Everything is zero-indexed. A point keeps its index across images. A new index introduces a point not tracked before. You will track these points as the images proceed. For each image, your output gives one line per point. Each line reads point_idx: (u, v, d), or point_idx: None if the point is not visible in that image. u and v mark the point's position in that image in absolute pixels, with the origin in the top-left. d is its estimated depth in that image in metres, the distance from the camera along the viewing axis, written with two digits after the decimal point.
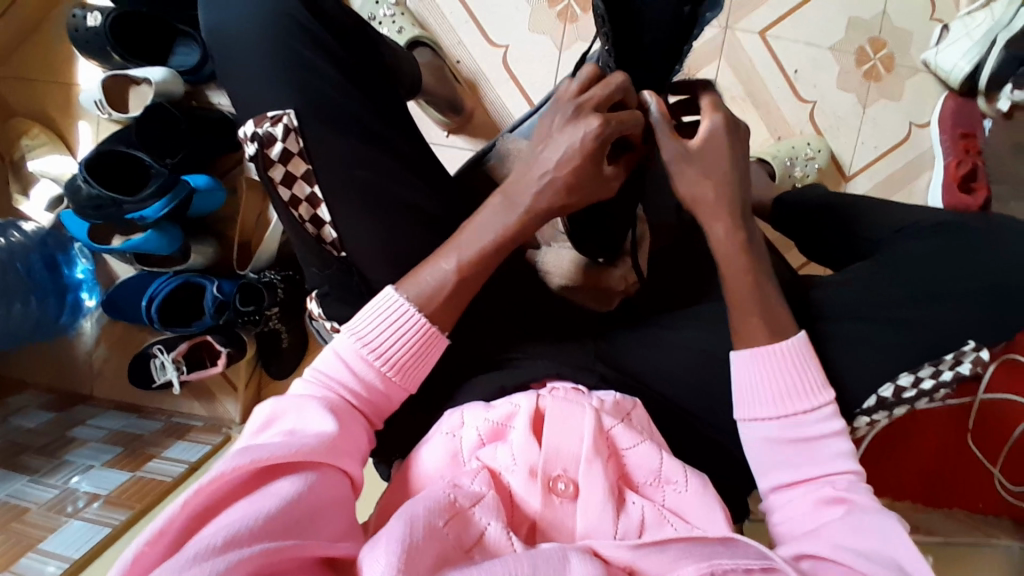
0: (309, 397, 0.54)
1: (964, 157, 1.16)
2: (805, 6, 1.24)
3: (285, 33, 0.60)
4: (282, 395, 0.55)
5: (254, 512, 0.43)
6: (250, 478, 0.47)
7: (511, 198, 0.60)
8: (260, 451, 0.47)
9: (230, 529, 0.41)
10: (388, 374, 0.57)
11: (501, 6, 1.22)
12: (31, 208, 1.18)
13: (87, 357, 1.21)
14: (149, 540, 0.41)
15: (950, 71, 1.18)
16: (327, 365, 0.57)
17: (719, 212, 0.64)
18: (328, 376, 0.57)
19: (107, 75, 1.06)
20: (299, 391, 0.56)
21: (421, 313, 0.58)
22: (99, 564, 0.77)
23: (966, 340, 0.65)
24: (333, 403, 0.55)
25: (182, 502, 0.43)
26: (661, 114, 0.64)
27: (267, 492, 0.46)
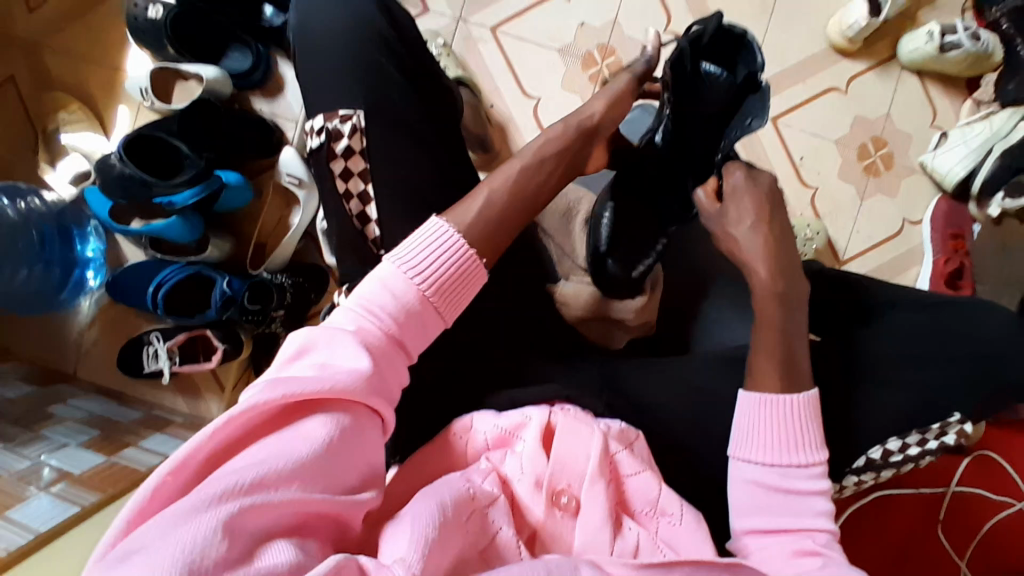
0: (345, 330, 0.51)
1: (951, 255, 1.25)
2: (814, 100, 1.33)
3: (365, 37, 0.66)
4: (318, 327, 0.52)
5: (282, 455, 0.43)
6: (279, 415, 0.45)
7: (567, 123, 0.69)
8: (293, 386, 0.46)
9: (256, 468, 0.41)
10: (425, 291, 0.55)
11: (539, 63, 1.30)
12: (56, 178, 1.19)
13: (77, 337, 1.19)
14: (172, 470, 0.41)
15: (946, 174, 1.28)
16: (369, 291, 0.54)
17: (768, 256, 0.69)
18: (370, 301, 0.53)
19: (158, 66, 1.12)
20: (339, 319, 0.53)
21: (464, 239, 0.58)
22: (65, 539, 0.73)
23: (951, 412, 0.71)
24: (374, 336, 0.52)
25: (209, 434, 0.42)
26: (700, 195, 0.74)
27: (295, 432, 0.45)
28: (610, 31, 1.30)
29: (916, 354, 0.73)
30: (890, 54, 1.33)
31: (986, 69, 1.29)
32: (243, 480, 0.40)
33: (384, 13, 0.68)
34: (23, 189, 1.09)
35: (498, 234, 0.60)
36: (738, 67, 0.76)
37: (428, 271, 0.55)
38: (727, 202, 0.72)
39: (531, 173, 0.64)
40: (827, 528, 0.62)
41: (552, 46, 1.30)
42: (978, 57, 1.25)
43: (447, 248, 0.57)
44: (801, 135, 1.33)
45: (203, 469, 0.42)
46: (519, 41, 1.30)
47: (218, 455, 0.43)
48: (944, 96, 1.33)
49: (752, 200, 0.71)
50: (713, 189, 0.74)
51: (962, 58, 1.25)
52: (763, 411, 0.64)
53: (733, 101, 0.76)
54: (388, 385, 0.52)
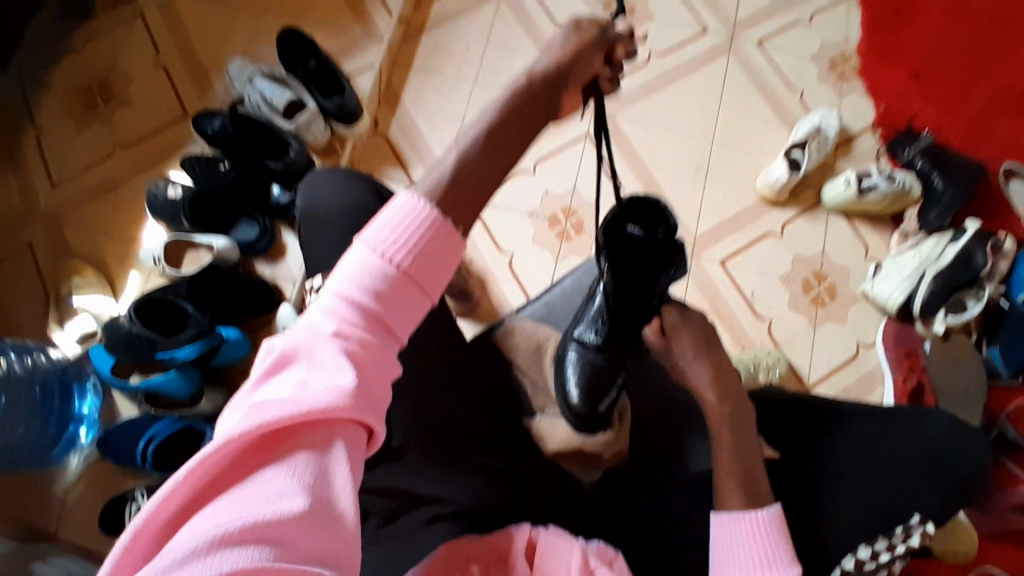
0: (319, 339, 0.50)
1: (908, 373, 1.34)
2: (756, 244, 1.51)
3: (360, 213, 0.80)
4: (293, 342, 0.51)
5: (253, 496, 0.42)
6: (250, 451, 0.45)
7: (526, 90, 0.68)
8: (264, 416, 0.45)
9: (226, 515, 0.41)
10: (398, 270, 0.54)
11: (510, 224, 1.49)
12: (62, 337, 1.27)
13: (61, 496, 1.17)
14: (140, 526, 0.42)
15: (887, 299, 1.41)
16: (339, 284, 0.53)
17: (716, 378, 0.77)
18: (341, 296, 0.52)
19: (171, 238, 1.26)
20: (313, 320, 0.52)
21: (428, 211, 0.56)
22: None
23: (911, 514, 0.78)
24: (348, 332, 0.51)
25: (176, 481, 0.43)
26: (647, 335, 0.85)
27: (268, 470, 0.44)
28: (570, 196, 1.51)
29: (868, 465, 0.81)
30: (815, 201, 1.54)
31: (906, 205, 1.48)
32: (208, 536, 0.40)
33: (376, 193, 0.83)
34: (30, 346, 1.13)
35: (467, 205, 0.62)
36: (658, 229, 0.89)
37: (398, 252, 0.54)
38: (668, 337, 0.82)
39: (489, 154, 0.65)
40: None
41: (521, 210, 1.50)
42: (898, 193, 1.46)
43: (412, 218, 0.56)
44: (749, 274, 1.49)
45: (176, 516, 0.43)
46: (493, 206, 1.50)
47: (188, 503, 0.43)
48: (873, 232, 1.52)
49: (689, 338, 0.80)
50: (659, 329, 0.84)
51: (881, 198, 1.46)
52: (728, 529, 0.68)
53: (661, 255, 0.88)
54: (373, 391, 0.50)
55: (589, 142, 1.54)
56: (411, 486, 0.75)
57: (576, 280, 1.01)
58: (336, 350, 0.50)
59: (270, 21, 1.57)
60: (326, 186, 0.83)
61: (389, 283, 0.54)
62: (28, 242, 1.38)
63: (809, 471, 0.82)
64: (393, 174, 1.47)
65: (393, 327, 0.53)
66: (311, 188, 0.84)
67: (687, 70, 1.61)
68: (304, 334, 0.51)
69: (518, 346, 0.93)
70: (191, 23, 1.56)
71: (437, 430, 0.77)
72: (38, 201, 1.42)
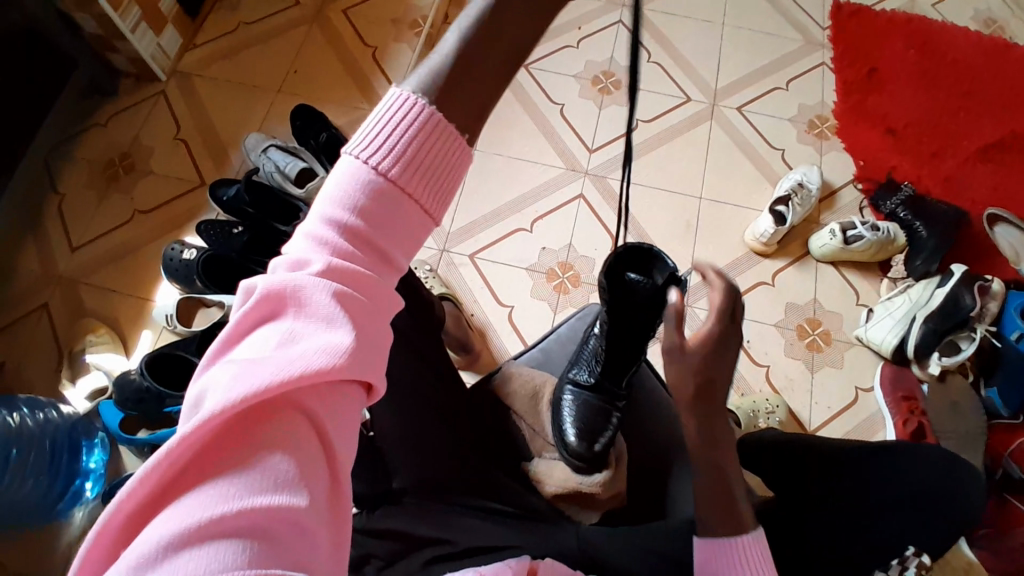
0: (299, 292, 0.42)
1: (908, 416, 1.36)
2: (748, 293, 1.55)
3: None
4: (267, 294, 0.42)
5: (227, 492, 0.35)
6: (223, 437, 0.37)
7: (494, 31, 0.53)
8: (236, 394, 0.37)
9: (192, 514, 0.34)
10: (391, 172, 0.46)
11: (509, 278, 1.54)
12: (73, 393, 1.31)
13: (66, 548, 1.16)
14: (99, 528, 0.35)
15: (881, 343, 1.44)
16: (326, 200, 0.46)
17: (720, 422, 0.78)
18: (328, 217, 0.45)
19: (183, 297, 1.34)
20: (297, 253, 0.45)
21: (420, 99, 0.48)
22: None
23: (907, 546, 0.80)
24: (337, 261, 0.44)
25: (137, 477, 0.35)
26: None
27: (243, 458, 0.36)
28: (566, 252, 1.57)
29: (865, 503, 0.83)
30: (802, 251, 1.59)
31: (892, 253, 1.54)
32: (173, 543, 0.33)
33: None
34: (42, 402, 1.16)
35: (467, 87, 0.51)
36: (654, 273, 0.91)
37: (389, 151, 0.47)
38: None
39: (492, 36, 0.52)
40: None
41: (519, 266, 1.56)
42: (883, 241, 1.51)
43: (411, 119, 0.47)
44: (742, 322, 1.52)
45: (139, 516, 0.36)
46: (493, 263, 1.56)
47: (152, 500, 0.36)
48: (862, 279, 1.56)
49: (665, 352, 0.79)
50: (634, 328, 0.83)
51: (867, 247, 1.51)
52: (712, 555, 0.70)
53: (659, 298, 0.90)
54: (370, 349, 0.43)
55: (583, 202, 1.63)
56: (412, 528, 0.77)
57: (570, 329, 1.05)
58: (324, 294, 0.42)
59: (285, 100, 1.70)
60: None
61: (382, 197, 0.46)
62: (43, 303, 1.44)
63: (805, 511, 0.82)
64: None
65: (391, 252, 0.46)
66: None
67: (672, 134, 1.71)
68: (284, 274, 0.43)
69: (515, 392, 0.94)
70: (212, 103, 1.69)
71: (438, 474, 0.79)
72: (57, 264, 1.49)
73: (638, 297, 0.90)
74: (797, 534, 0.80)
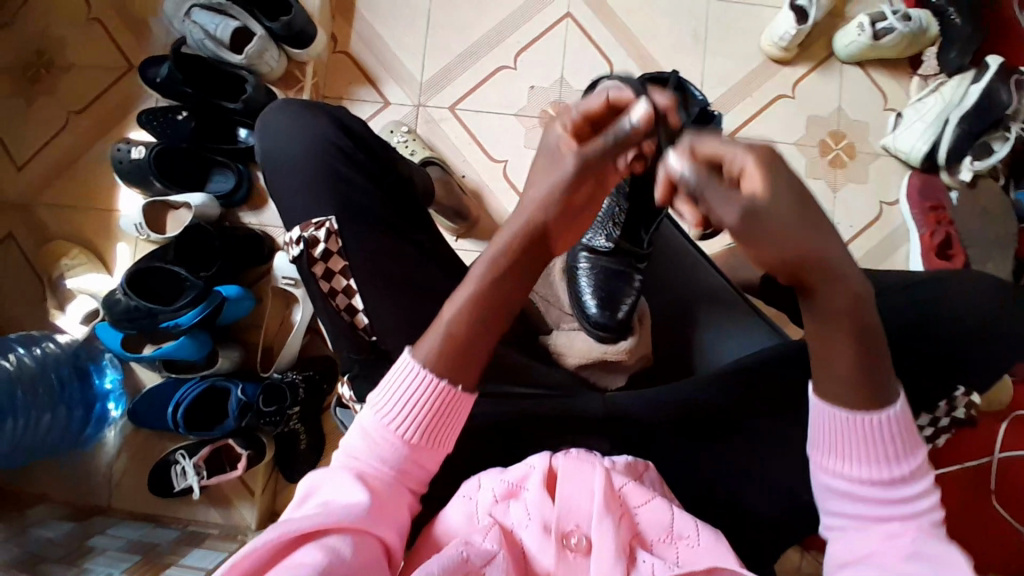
0: (344, 469, 0.58)
1: (936, 228, 1.27)
2: (767, 109, 1.39)
3: (327, 152, 0.74)
4: (321, 470, 0.59)
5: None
6: (289, 542, 0.51)
7: (509, 226, 0.61)
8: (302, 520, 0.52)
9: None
10: (435, 384, 0.59)
11: (498, 128, 1.38)
12: (66, 320, 1.25)
13: (107, 470, 1.22)
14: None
15: (909, 152, 1.32)
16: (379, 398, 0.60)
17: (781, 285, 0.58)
18: (372, 424, 0.59)
19: (147, 203, 1.20)
20: (352, 441, 0.60)
21: (511, 236, 0.60)
22: None
23: (956, 386, 0.76)
24: (369, 472, 0.58)
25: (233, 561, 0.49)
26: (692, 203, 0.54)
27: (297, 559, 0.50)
28: (558, 89, 1.38)
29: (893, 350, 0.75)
30: (827, 53, 1.39)
31: (924, 46, 1.34)
32: None
33: (337, 122, 0.76)
34: (38, 337, 1.14)
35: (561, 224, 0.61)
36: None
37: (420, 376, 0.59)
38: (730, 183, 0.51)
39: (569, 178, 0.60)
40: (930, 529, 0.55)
41: (508, 111, 1.39)
42: (914, 35, 1.30)
43: (421, 394, 0.58)
44: (761, 144, 1.38)
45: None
46: (477, 114, 1.39)
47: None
48: (890, 79, 1.38)
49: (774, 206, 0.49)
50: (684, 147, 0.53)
51: (899, 40, 1.30)
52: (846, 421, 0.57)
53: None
54: (388, 508, 0.57)
55: (572, 22, 1.40)
56: None
57: None
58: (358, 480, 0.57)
59: None
60: (285, 125, 0.76)
61: (425, 400, 0.59)
62: (9, 233, 1.33)
63: None
64: (365, 94, 1.39)
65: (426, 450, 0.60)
66: (265, 128, 0.77)
67: None
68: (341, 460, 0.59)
69: None
70: None
71: None
72: (8, 188, 1.34)
73: None
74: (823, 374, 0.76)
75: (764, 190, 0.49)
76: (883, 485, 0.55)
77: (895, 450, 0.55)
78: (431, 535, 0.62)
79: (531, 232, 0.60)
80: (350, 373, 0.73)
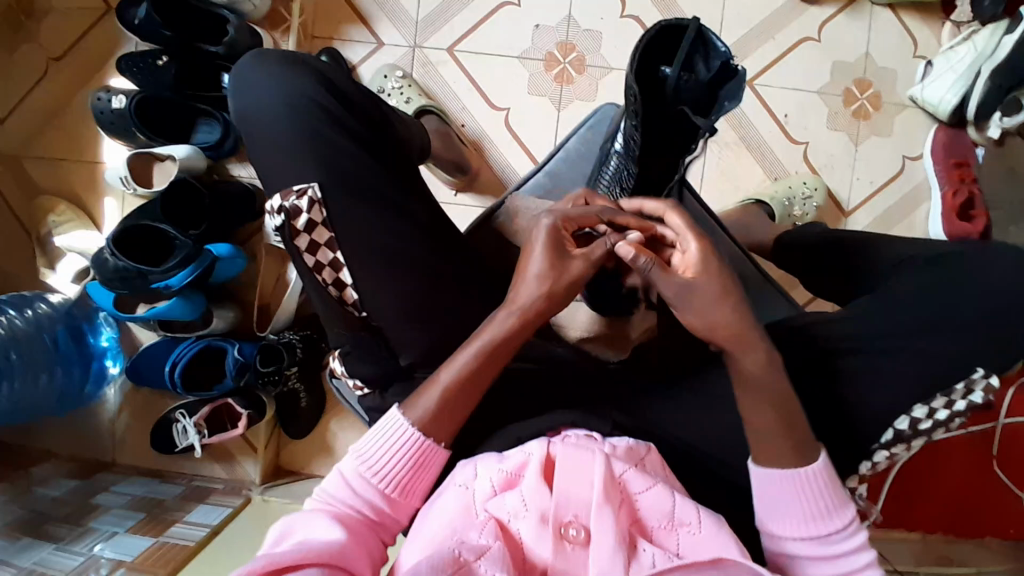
0: (318, 513, 0.61)
1: (959, 186, 1.20)
2: (790, 54, 1.29)
3: (310, 114, 0.69)
4: (294, 515, 0.61)
5: None
6: None
7: (511, 307, 0.67)
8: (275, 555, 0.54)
9: None
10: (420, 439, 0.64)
11: (501, 72, 1.29)
12: (57, 279, 1.22)
13: (109, 425, 1.26)
14: None
15: (937, 104, 1.22)
16: (362, 448, 0.65)
17: (740, 345, 0.64)
18: (352, 473, 0.64)
19: (133, 153, 1.13)
20: (331, 487, 0.64)
21: (510, 314, 0.66)
22: None
23: (974, 368, 0.69)
24: (346, 517, 0.62)
25: None
26: (647, 261, 0.65)
27: None
28: (565, 29, 1.28)
29: (911, 328, 0.71)
30: None
31: None
32: None
33: (321, 82, 0.71)
34: (28, 297, 1.11)
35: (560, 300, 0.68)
36: (698, 64, 0.71)
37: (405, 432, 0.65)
38: (692, 274, 0.65)
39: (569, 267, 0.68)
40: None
41: (511, 54, 1.29)
42: None
43: (405, 445, 0.64)
44: (781, 93, 1.29)
45: None
46: (477, 56, 1.29)
47: None
48: (922, 23, 1.27)
49: (709, 275, 0.65)
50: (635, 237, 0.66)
51: None
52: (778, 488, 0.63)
53: (709, 94, 0.71)
54: (358, 551, 0.59)
55: None
56: None
57: (580, 141, 0.89)
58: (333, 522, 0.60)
59: None
60: (264, 81, 0.71)
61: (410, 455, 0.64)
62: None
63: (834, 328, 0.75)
64: (357, 35, 1.30)
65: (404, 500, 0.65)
66: (244, 88, 0.72)
67: None
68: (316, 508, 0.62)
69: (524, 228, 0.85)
70: None
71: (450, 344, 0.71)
72: None
73: (676, 94, 0.71)
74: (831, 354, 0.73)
75: (699, 262, 0.65)
76: (825, 542, 0.62)
77: (829, 508, 0.63)
78: (427, 527, 0.61)
79: (540, 307, 0.67)
80: (343, 349, 0.72)
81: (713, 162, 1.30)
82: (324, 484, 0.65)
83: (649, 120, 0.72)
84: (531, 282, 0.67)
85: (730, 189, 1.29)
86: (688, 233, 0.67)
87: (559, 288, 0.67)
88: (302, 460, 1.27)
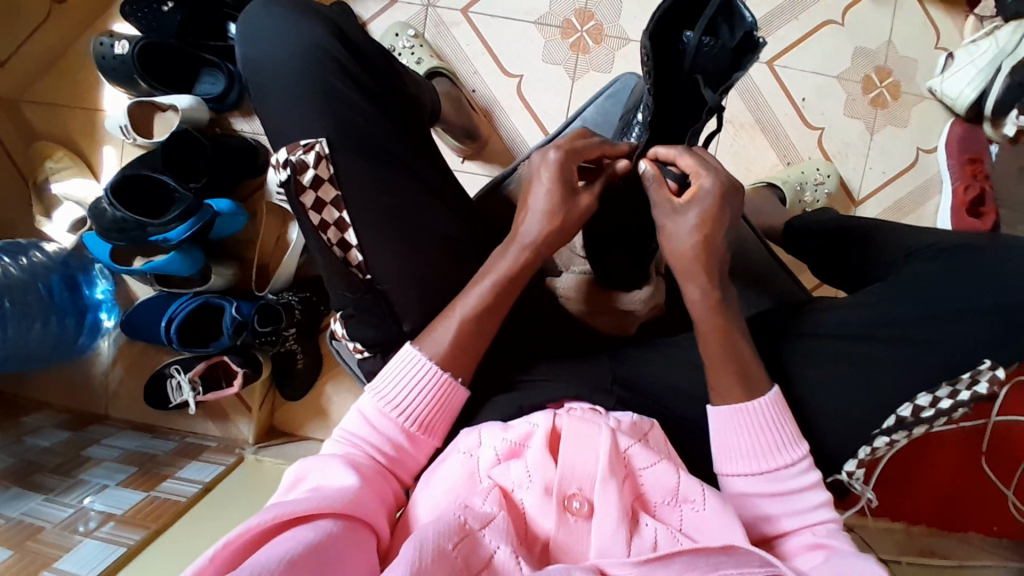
0: (333, 456, 0.61)
1: (971, 181, 1.19)
2: (812, 36, 1.26)
3: (323, 64, 0.67)
4: (308, 459, 0.61)
5: (275, 555, 0.47)
6: (273, 529, 0.52)
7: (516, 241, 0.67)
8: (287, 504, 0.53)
9: (257, 562, 0.46)
10: (436, 373, 0.64)
11: (515, 38, 1.26)
12: (53, 229, 1.19)
13: (103, 378, 1.25)
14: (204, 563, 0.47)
15: (956, 98, 1.20)
16: (380, 387, 0.65)
17: (691, 275, 0.65)
18: (370, 414, 0.64)
19: (134, 101, 1.09)
20: (353, 426, 0.65)
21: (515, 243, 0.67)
22: (142, 560, 0.82)
23: (980, 360, 0.68)
24: (361, 460, 0.62)
25: (212, 553, 0.48)
26: (652, 175, 0.66)
27: (283, 539, 0.50)
28: None
29: (919, 318, 0.70)
30: None
31: None
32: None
33: (333, 31, 0.69)
34: (22, 245, 1.09)
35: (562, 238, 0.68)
36: (722, 30, 0.68)
37: (422, 368, 0.65)
38: (688, 200, 0.65)
39: (571, 202, 0.67)
40: (829, 519, 0.62)
41: (526, 20, 1.25)
42: None
43: (426, 379, 0.64)
44: (800, 75, 1.27)
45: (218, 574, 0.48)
46: (492, 20, 1.26)
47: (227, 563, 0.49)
48: (946, 14, 1.24)
49: (703, 208, 0.65)
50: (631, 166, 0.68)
51: None
52: (730, 423, 0.64)
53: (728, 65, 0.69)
54: (374, 493, 0.59)
55: None
56: None
57: (598, 111, 0.88)
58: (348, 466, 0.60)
59: None
60: (273, 27, 0.68)
61: (428, 388, 0.64)
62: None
63: (843, 315, 0.74)
64: None
65: (423, 437, 0.65)
66: (252, 33, 0.69)
67: None
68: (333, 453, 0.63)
69: None
70: None
71: None
72: None
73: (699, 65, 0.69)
74: (840, 340, 0.72)
75: (708, 191, 0.65)
76: (775, 477, 0.63)
77: (779, 443, 0.63)
78: (427, 495, 0.61)
79: (544, 245, 0.67)
80: (344, 312, 0.70)
81: (727, 141, 1.28)
82: (344, 425, 0.65)
83: (658, 82, 0.69)
84: (534, 218, 0.67)
85: (741, 171, 1.28)
86: (705, 169, 0.65)
87: (563, 223, 0.67)
88: (296, 420, 1.27)
